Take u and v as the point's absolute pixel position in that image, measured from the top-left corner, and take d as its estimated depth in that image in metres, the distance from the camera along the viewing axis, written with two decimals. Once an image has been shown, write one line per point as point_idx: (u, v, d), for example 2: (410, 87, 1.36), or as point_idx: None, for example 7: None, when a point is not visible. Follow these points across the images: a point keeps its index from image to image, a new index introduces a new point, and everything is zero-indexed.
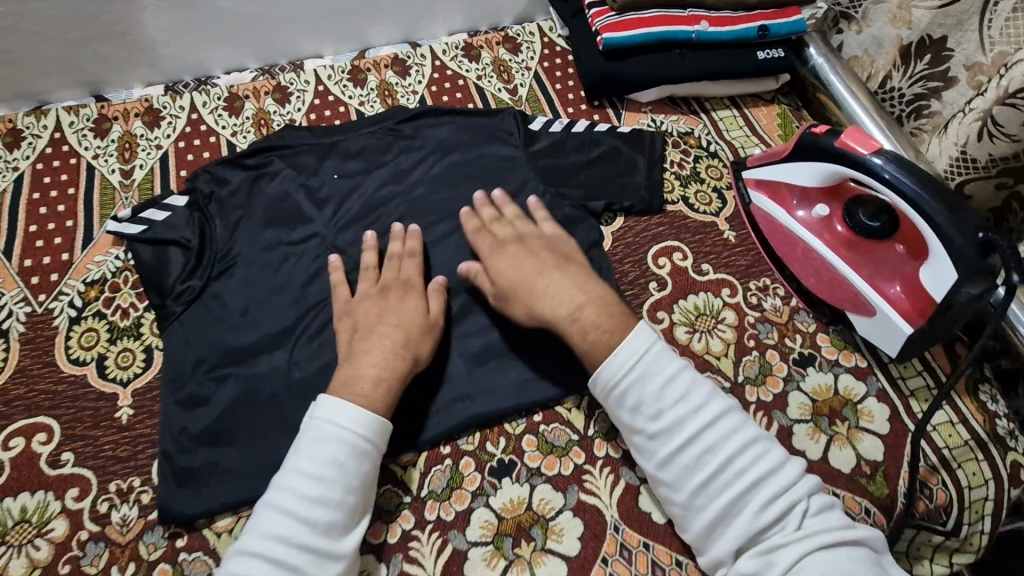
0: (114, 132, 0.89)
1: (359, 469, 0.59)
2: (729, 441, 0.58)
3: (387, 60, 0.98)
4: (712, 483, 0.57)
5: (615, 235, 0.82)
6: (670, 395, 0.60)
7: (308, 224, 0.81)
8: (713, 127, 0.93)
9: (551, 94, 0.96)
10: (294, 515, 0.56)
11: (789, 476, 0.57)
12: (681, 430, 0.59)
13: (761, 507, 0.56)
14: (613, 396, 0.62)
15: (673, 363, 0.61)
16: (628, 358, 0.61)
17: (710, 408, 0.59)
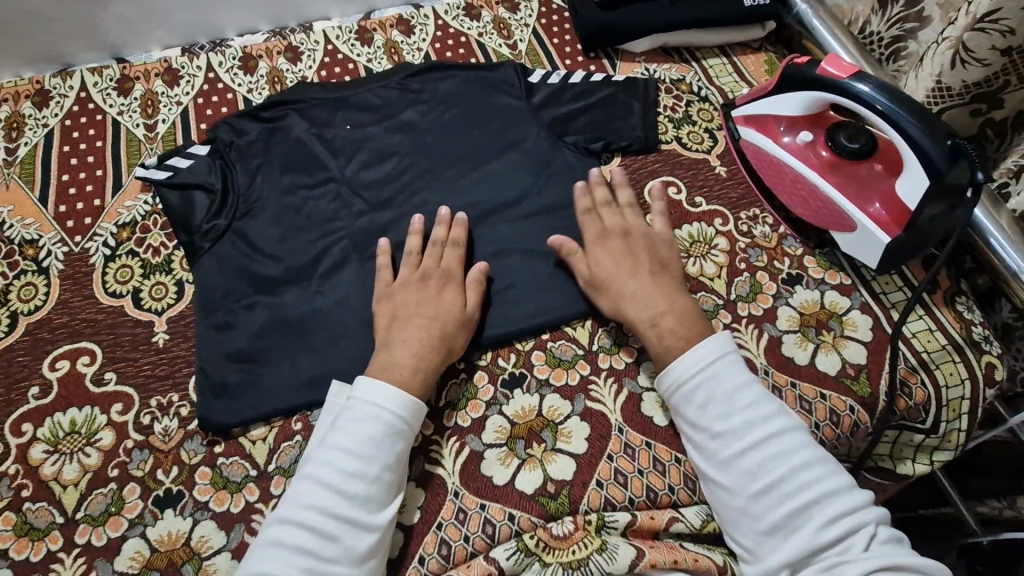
0: (137, 90, 0.94)
1: (394, 447, 0.61)
2: (791, 455, 0.58)
3: (393, 21, 1.03)
4: (769, 495, 0.58)
5: (613, 173, 0.87)
6: (739, 403, 0.61)
7: (324, 171, 0.86)
8: (704, 74, 0.98)
9: (550, 48, 1.00)
10: (333, 487, 0.58)
11: (853, 501, 0.56)
12: (748, 437, 0.59)
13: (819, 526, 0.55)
14: (680, 398, 0.64)
15: (744, 374, 0.62)
16: (700, 364, 0.63)
17: (778, 423, 0.60)
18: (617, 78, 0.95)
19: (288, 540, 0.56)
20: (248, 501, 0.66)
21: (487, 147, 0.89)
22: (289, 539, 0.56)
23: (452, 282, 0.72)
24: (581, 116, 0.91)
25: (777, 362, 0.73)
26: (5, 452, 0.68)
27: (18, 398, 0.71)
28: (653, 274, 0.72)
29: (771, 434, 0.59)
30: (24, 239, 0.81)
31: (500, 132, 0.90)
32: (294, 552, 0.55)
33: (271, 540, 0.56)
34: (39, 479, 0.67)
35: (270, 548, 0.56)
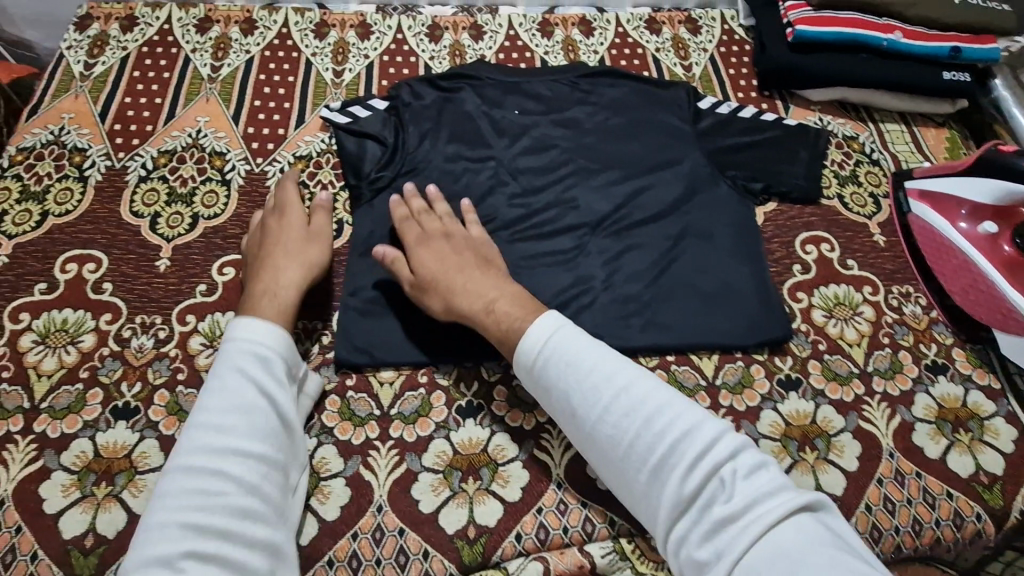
0: (331, 37, 1.01)
1: (276, 375, 0.62)
2: (643, 409, 0.55)
3: (575, 20, 1.05)
4: (636, 456, 0.55)
5: (766, 216, 0.86)
6: (582, 368, 0.59)
7: (486, 148, 0.89)
8: (879, 138, 0.94)
9: (725, 78, 1.00)
10: (212, 425, 0.57)
11: (709, 441, 0.53)
12: (598, 399, 0.57)
13: (690, 476, 0.52)
14: (535, 375, 0.63)
15: (584, 340, 0.61)
16: (543, 335, 0.62)
17: (626, 376, 0.58)
18: (788, 122, 0.93)
19: (179, 491, 0.54)
20: (368, 437, 0.68)
21: (646, 160, 0.89)
22: (182, 482, 0.54)
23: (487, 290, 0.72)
24: (746, 149, 0.90)
25: (905, 448, 0.70)
26: (168, 337, 0.73)
27: (187, 290, 0.76)
28: (482, 268, 0.72)
29: (615, 389, 0.57)
30: (214, 149, 0.88)
31: (662, 148, 0.90)
32: (187, 500, 0.53)
33: (167, 493, 0.54)
34: (192, 366, 0.71)
35: (168, 492, 0.54)
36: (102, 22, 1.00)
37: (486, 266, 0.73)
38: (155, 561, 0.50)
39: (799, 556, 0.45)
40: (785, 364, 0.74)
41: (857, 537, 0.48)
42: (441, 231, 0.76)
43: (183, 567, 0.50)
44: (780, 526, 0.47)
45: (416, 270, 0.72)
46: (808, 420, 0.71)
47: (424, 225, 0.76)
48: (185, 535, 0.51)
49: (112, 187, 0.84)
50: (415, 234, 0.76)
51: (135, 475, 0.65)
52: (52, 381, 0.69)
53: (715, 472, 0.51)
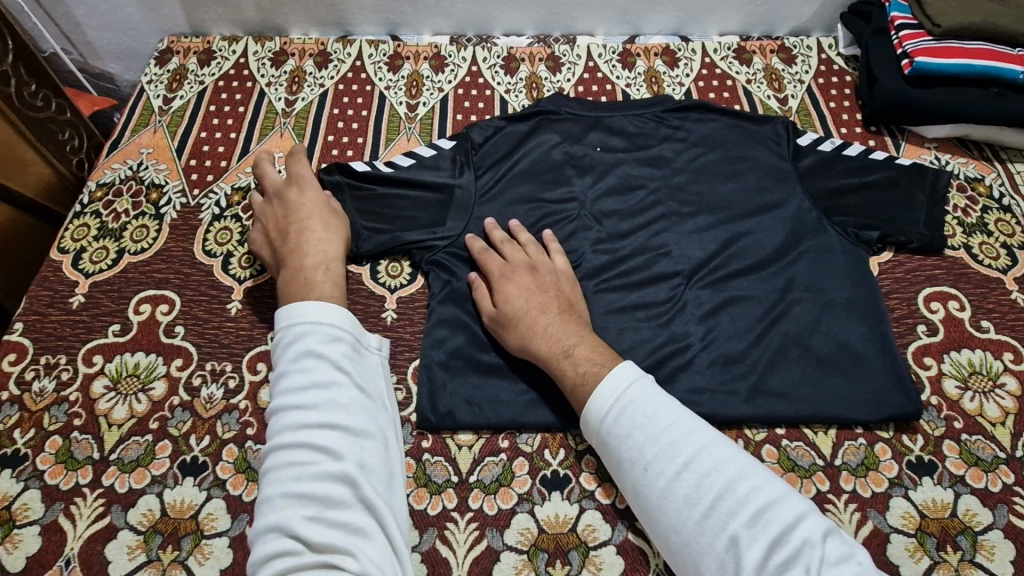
0: (405, 69, 0.98)
1: (347, 354, 0.59)
2: (725, 469, 0.51)
3: (659, 50, 1.00)
4: (713, 518, 0.50)
5: (882, 268, 0.77)
6: (661, 422, 0.54)
7: (568, 188, 0.84)
8: (1008, 180, 0.85)
9: (825, 111, 0.92)
10: (296, 405, 0.55)
11: (793, 513, 0.49)
12: (671, 459, 0.53)
13: (778, 553, 0.47)
14: (605, 426, 0.57)
15: (661, 394, 0.56)
16: (616, 384, 0.57)
17: (702, 438, 0.53)
18: (901, 161, 0.84)
19: (278, 471, 0.53)
20: (445, 507, 0.63)
21: (743, 204, 0.82)
22: (287, 458, 0.53)
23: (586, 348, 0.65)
24: (856, 192, 0.81)
25: None
26: (238, 386, 0.70)
27: (258, 336, 0.73)
28: (563, 311, 0.68)
29: (694, 451, 0.53)
30: None
31: (761, 191, 0.83)
32: (287, 475, 0.52)
33: (274, 467, 0.53)
34: (262, 419, 0.67)
35: (272, 478, 0.53)
36: (181, 56, 1.00)
37: (569, 311, 0.68)
38: (273, 542, 0.49)
39: None
40: (916, 444, 0.65)
41: None
42: (526, 263, 0.73)
43: (301, 548, 0.49)
44: None
45: (508, 339, 0.68)
46: (948, 512, 0.61)
47: (512, 275, 0.71)
48: (296, 505, 0.51)
49: (186, 224, 0.82)
50: (498, 265, 0.73)
51: (202, 538, 0.61)
52: (121, 430, 0.67)
53: (804, 552, 0.47)
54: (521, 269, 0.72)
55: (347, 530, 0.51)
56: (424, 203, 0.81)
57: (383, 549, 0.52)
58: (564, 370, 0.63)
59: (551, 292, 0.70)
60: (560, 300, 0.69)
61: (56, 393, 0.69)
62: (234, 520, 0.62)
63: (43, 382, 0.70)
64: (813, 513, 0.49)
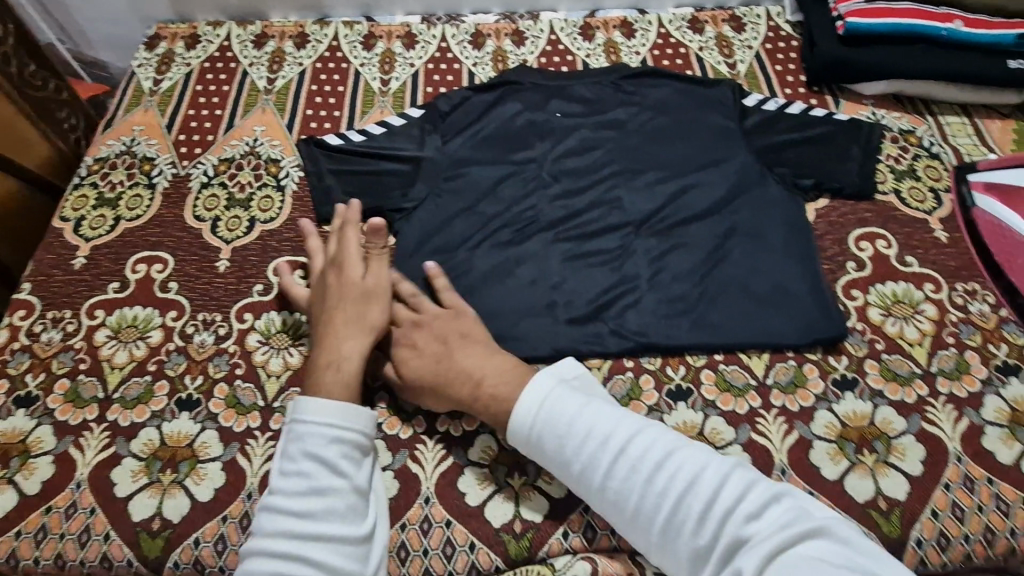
0: (378, 47, 1.05)
1: (349, 455, 0.60)
2: (650, 456, 0.56)
3: (617, 22, 1.06)
4: (650, 506, 0.55)
5: (817, 212, 0.84)
6: (577, 430, 0.59)
7: (529, 151, 0.91)
8: (938, 130, 0.91)
9: (771, 74, 0.98)
10: (290, 508, 0.56)
11: (718, 482, 0.53)
12: (592, 463, 0.58)
13: (713, 522, 0.52)
14: (533, 443, 0.62)
15: (573, 401, 0.60)
16: (531, 403, 0.61)
17: (618, 433, 0.58)
18: (839, 117, 0.91)
19: (261, 525, 0.57)
20: (415, 431, 0.70)
21: (691, 159, 0.89)
22: (268, 515, 0.57)
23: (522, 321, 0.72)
24: (795, 147, 0.88)
25: (973, 452, 0.66)
26: (227, 333, 0.77)
27: (245, 290, 0.80)
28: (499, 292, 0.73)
29: (618, 446, 0.57)
30: (269, 156, 0.93)
31: (708, 148, 0.89)
32: (266, 528, 0.56)
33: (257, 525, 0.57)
34: (249, 362, 0.74)
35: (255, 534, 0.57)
36: (169, 41, 1.07)
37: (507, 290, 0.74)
38: None
39: None
40: (841, 364, 0.72)
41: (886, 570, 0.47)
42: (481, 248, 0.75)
43: None
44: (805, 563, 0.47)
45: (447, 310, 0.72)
46: (866, 421, 0.68)
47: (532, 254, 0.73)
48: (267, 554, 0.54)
49: (177, 193, 0.89)
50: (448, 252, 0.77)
51: (197, 463, 0.68)
52: (123, 372, 0.74)
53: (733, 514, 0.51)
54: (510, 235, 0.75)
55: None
56: (394, 175, 0.89)
57: None
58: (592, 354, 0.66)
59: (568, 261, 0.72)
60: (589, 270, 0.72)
61: (63, 342, 0.76)
62: (226, 447, 0.69)
63: (50, 333, 0.77)
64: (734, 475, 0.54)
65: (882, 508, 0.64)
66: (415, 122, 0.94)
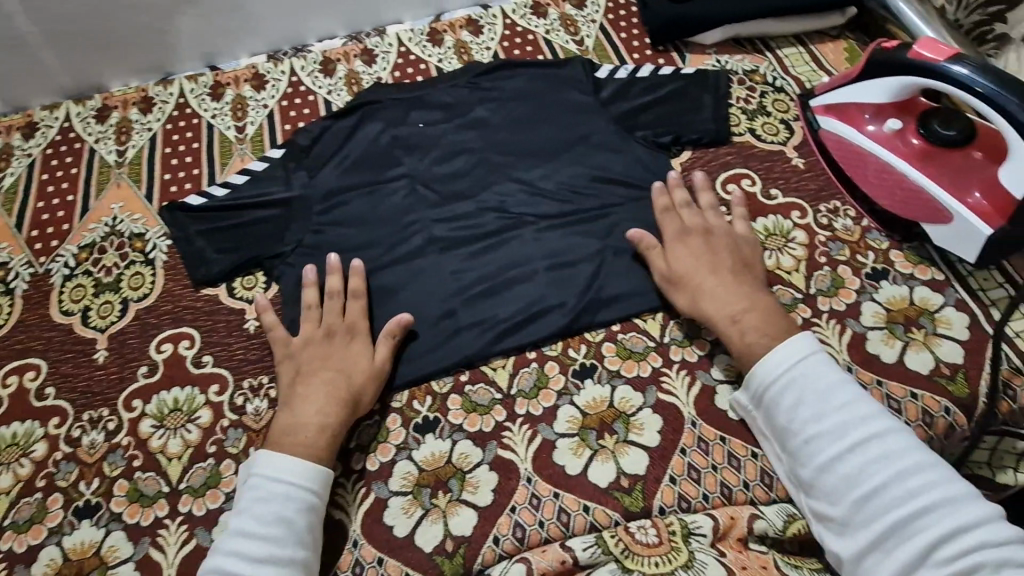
0: (228, 96, 1.02)
1: (302, 528, 0.59)
2: (896, 458, 0.53)
3: (462, 22, 1.06)
4: (872, 504, 0.53)
5: (683, 166, 0.87)
6: (835, 400, 0.57)
7: (398, 167, 0.90)
8: (778, 64, 0.95)
9: (617, 43, 1.01)
10: (245, 572, 0.54)
11: (975, 518, 0.49)
12: (840, 437, 0.55)
13: (917, 541, 0.50)
14: (768, 400, 0.61)
15: (834, 372, 0.58)
16: (777, 364, 0.60)
17: (878, 422, 0.55)
18: (686, 70, 0.94)
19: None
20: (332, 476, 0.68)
21: (557, 141, 0.90)
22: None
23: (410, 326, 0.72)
24: (651, 109, 0.91)
25: (861, 360, 0.70)
26: (118, 426, 0.72)
27: (129, 376, 0.76)
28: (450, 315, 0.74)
29: (867, 435, 0.55)
30: (132, 231, 0.88)
31: (570, 127, 0.91)
32: None
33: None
34: (146, 450, 0.71)
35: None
36: (4, 135, 1.00)
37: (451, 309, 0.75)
38: None
39: None
40: None
41: None
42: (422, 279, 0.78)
43: None
44: None
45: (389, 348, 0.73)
46: None
47: (674, 247, 0.73)
48: None
49: (40, 292, 0.84)
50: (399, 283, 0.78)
51: (109, 569, 0.65)
52: (10, 497, 0.69)
53: (936, 541, 0.49)
54: (696, 233, 0.73)
55: None
56: (264, 221, 0.86)
57: None
58: (729, 335, 0.66)
59: (724, 253, 0.71)
60: (734, 261, 0.71)
61: None
62: (136, 545, 0.66)
63: None
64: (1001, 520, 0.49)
65: None
66: (278, 163, 0.91)
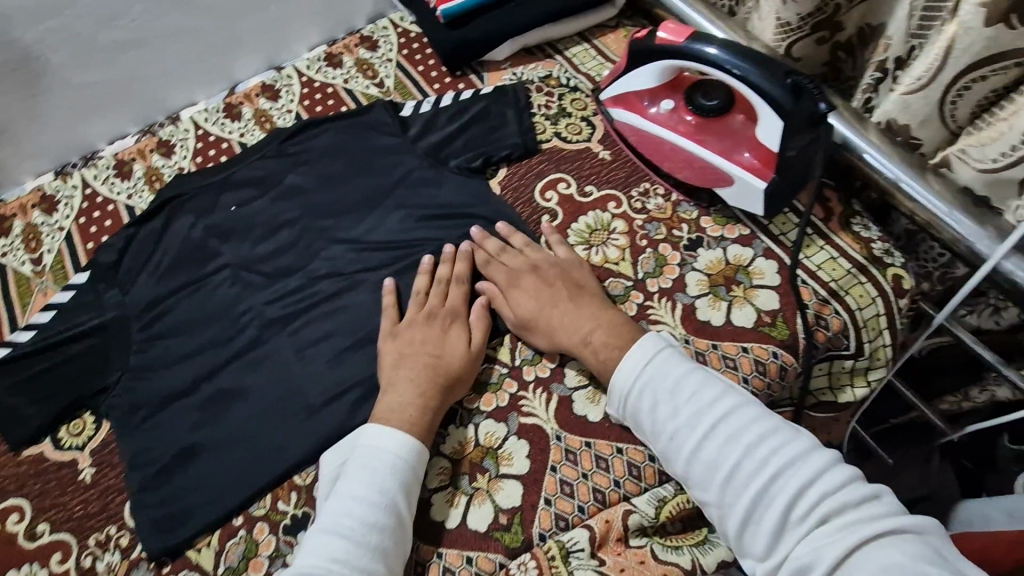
0: (17, 227, 0.93)
1: (405, 499, 0.62)
2: (743, 432, 0.57)
3: (257, 90, 1.03)
4: (737, 477, 0.56)
5: (501, 186, 0.88)
6: (684, 394, 0.61)
7: (218, 258, 0.86)
8: (569, 65, 0.99)
9: (416, 76, 1.01)
10: (356, 540, 0.57)
11: (813, 467, 0.54)
12: (698, 426, 0.59)
13: (780, 501, 0.54)
14: (629, 405, 0.64)
15: (681, 366, 0.63)
16: (633, 369, 0.64)
17: (727, 402, 0.60)
18: (484, 90, 0.95)
19: (317, 548, 0.57)
20: None
21: (374, 191, 0.89)
22: (328, 543, 0.57)
23: (458, 320, 0.73)
24: (460, 136, 0.92)
25: (694, 329, 0.73)
26: None
27: None
28: (416, 323, 0.73)
29: (717, 418, 0.59)
30: None
31: (384, 174, 0.90)
32: (324, 553, 0.57)
33: (310, 550, 0.57)
34: None
35: (309, 560, 0.57)
36: None
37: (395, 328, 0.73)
38: None
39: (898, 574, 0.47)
40: None
41: (952, 556, 0.49)
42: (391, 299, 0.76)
43: None
44: (879, 550, 0.49)
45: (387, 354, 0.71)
46: None
47: (420, 318, 0.73)
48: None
49: None
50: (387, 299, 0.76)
51: None
52: None
53: (796, 496, 0.53)
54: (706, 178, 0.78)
55: None
56: (78, 356, 0.79)
57: None
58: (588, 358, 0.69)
59: (559, 284, 0.74)
60: (568, 287, 0.73)
61: None
62: None
63: None
64: (840, 465, 0.55)
65: None
66: (83, 288, 0.84)
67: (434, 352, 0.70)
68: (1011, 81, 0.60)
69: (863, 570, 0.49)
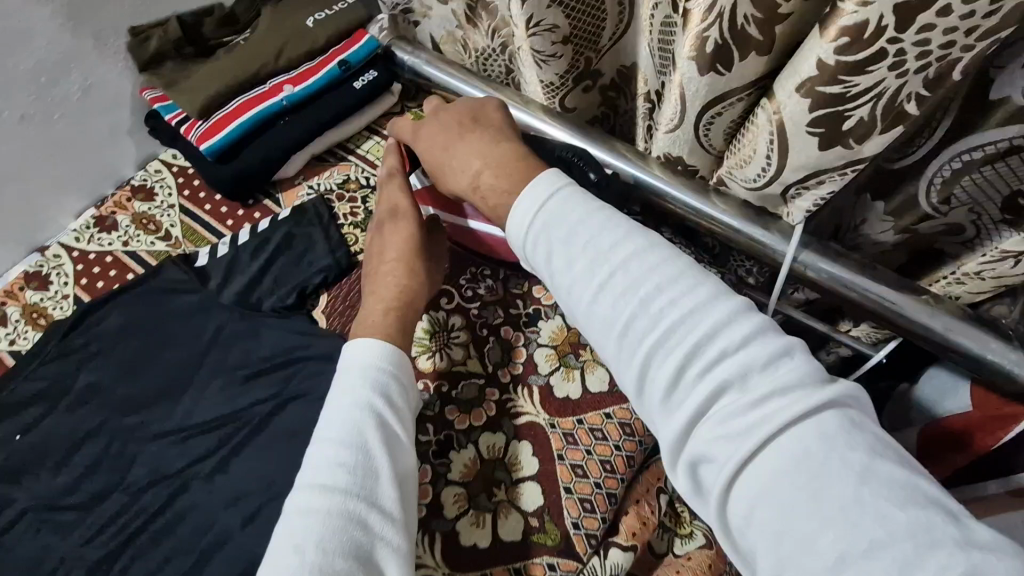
0: None
1: (395, 409, 0.60)
2: (649, 281, 0.47)
3: (20, 283, 0.90)
4: (636, 331, 0.46)
5: (325, 315, 0.81)
6: (579, 241, 0.50)
7: (13, 505, 0.72)
8: (364, 163, 0.95)
9: (204, 217, 0.93)
10: (349, 452, 0.55)
11: (728, 325, 0.45)
12: (598, 274, 0.48)
13: (686, 361, 0.44)
14: (526, 254, 0.53)
15: (579, 206, 0.51)
16: (525, 213, 0.52)
17: (629, 249, 0.49)
18: (281, 215, 0.89)
19: (307, 477, 0.55)
20: None
21: (184, 365, 0.79)
22: (317, 471, 0.55)
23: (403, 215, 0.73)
24: (268, 273, 0.84)
25: (557, 410, 0.72)
26: None
27: None
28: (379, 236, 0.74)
29: (620, 266, 0.48)
30: None
31: (191, 341, 0.80)
32: (313, 482, 0.54)
33: (301, 481, 0.55)
34: None
35: (302, 493, 0.54)
36: None
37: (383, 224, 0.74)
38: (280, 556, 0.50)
39: (809, 466, 0.40)
40: (429, 434, 0.70)
41: (870, 429, 0.43)
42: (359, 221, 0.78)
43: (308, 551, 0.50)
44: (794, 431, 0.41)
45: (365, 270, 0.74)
46: (478, 463, 0.69)
47: None
48: (315, 504, 0.53)
49: None
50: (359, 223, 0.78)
51: None
52: None
53: (706, 356, 0.44)
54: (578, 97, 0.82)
55: (350, 530, 0.52)
56: None
57: (388, 526, 0.53)
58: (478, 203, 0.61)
59: (448, 124, 0.66)
60: (459, 123, 0.65)
61: None
62: None
63: None
64: (762, 324, 0.45)
65: (537, 526, 0.65)
66: None
67: (399, 253, 0.71)
68: (742, 111, 0.63)
69: (775, 451, 0.41)
